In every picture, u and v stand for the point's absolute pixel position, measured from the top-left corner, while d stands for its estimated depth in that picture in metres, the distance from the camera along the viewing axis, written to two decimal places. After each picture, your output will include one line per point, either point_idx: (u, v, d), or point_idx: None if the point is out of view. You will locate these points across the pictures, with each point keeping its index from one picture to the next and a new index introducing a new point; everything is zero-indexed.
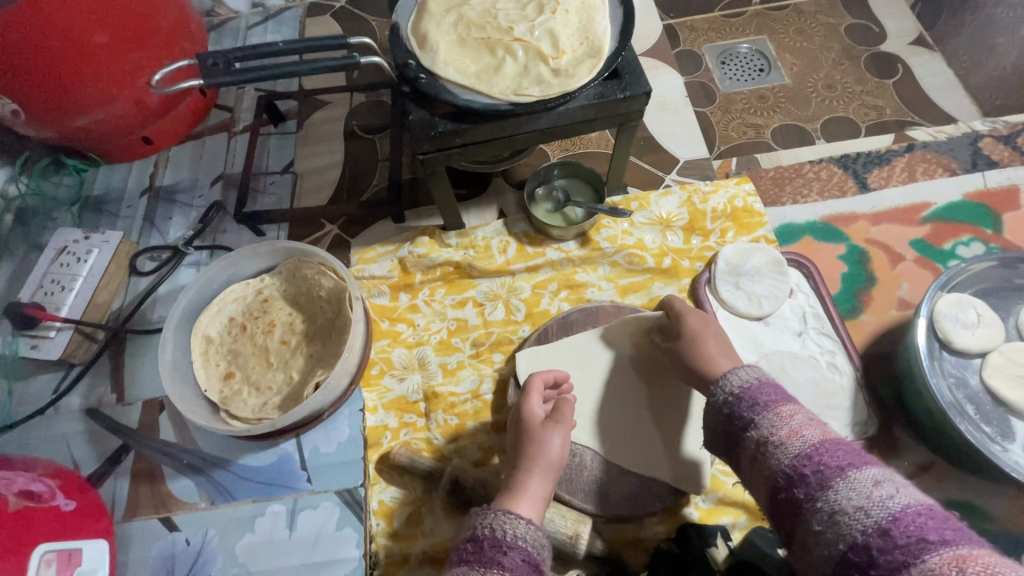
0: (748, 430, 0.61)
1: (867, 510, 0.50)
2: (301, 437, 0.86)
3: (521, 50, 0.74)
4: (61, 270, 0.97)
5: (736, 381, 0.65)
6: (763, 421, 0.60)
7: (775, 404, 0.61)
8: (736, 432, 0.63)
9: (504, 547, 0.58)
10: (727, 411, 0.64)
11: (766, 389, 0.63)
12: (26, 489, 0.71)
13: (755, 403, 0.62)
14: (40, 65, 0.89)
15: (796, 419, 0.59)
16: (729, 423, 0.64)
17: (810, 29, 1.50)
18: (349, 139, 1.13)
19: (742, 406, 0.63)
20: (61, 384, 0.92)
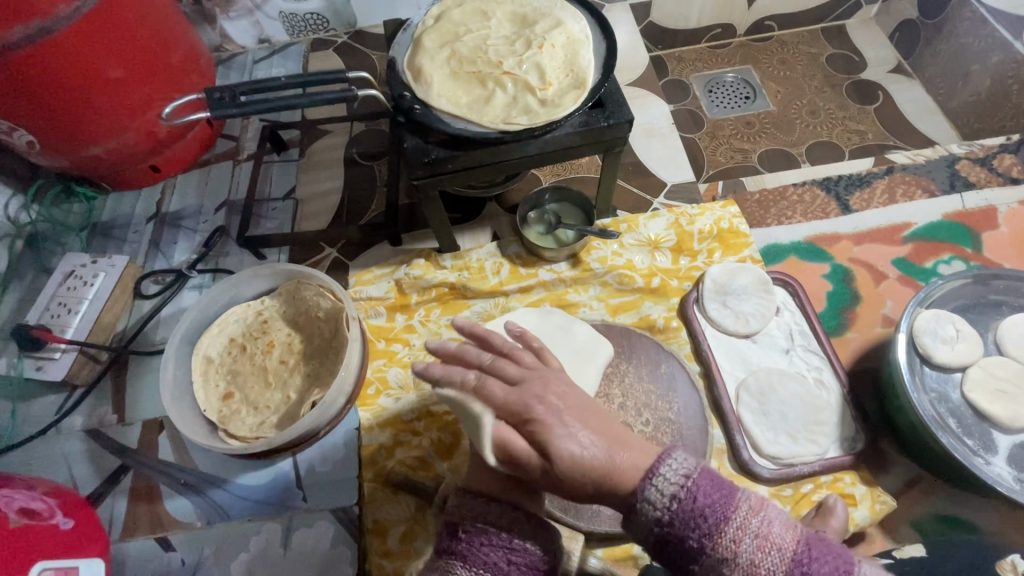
0: (697, 561, 0.50)
1: None
2: (298, 456, 0.87)
3: (510, 82, 0.78)
4: (68, 293, 1.00)
5: (662, 496, 0.51)
6: (715, 541, 0.49)
7: (716, 528, 0.49)
8: (683, 561, 0.51)
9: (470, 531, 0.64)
10: (666, 543, 0.51)
11: (709, 496, 0.50)
12: (27, 508, 0.72)
13: (698, 532, 0.49)
14: (56, 99, 0.94)
15: (745, 545, 0.48)
16: (675, 557, 0.51)
17: (793, 59, 1.56)
18: (348, 166, 1.17)
19: (683, 540, 0.50)
20: (63, 404, 0.95)
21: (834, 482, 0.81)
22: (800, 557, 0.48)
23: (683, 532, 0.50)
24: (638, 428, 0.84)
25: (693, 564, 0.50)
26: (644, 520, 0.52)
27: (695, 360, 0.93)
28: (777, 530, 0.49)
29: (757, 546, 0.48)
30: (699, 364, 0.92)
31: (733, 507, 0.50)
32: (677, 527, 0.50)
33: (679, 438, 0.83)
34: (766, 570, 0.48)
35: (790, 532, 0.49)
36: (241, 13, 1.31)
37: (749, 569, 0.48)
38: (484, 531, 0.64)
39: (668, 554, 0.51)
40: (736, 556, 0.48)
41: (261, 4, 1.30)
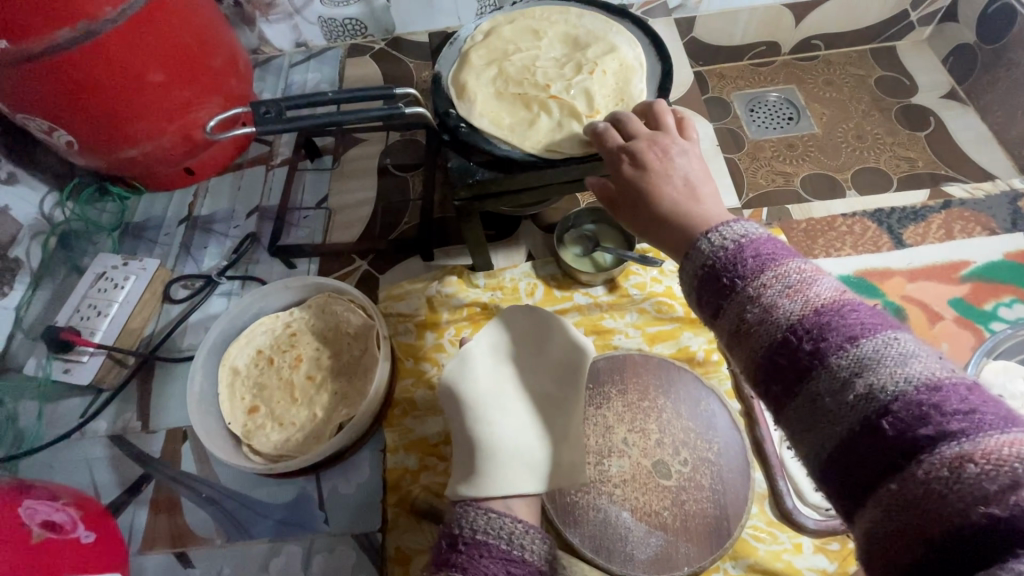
0: (729, 295, 0.48)
1: (881, 380, 0.39)
2: (321, 476, 0.85)
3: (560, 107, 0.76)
4: (98, 294, 0.99)
5: (718, 243, 0.51)
6: (755, 282, 0.47)
7: (757, 267, 0.47)
8: (723, 287, 0.49)
9: (466, 543, 0.59)
10: (714, 265, 0.50)
11: (762, 252, 0.48)
12: (49, 520, 0.71)
13: (749, 259, 0.48)
14: (96, 101, 0.93)
15: (775, 284, 0.46)
16: (717, 277, 0.49)
17: (839, 80, 1.51)
18: (382, 176, 1.15)
19: (725, 272, 0.49)
20: (89, 407, 0.95)
21: None
22: (824, 310, 0.43)
23: (723, 270, 0.49)
24: (675, 467, 0.81)
25: (724, 299, 0.48)
26: (691, 264, 0.52)
27: (736, 398, 0.88)
28: (816, 290, 0.45)
29: (784, 295, 0.45)
30: (739, 402, 0.88)
31: (779, 263, 0.47)
32: (720, 267, 0.49)
33: (720, 480, 0.80)
34: (781, 314, 0.45)
35: (831, 293, 0.44)
36: (280, 17, 1.31)
37: (770, 307, 0.45)
38: (483, 542, 0.59)
39: (702, 296, 0.50)
40: (759, 296, 0.46)
41: (300, 8, 1.29)
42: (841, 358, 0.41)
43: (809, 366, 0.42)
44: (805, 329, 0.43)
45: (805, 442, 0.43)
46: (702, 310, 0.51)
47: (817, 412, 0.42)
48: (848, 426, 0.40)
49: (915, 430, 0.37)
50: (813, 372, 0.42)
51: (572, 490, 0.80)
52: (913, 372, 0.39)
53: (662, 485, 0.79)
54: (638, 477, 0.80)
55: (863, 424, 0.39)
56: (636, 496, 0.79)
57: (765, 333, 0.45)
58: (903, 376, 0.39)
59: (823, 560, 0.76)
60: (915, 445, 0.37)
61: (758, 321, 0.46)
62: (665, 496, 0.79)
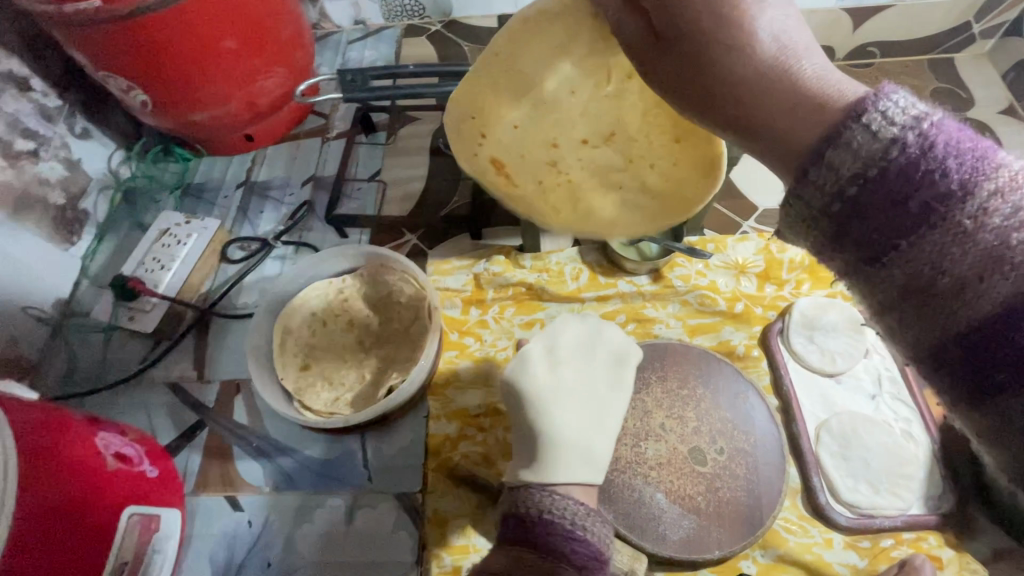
0: (927, 223, 0.30)
1: None
2: (365, 436, 0.89)
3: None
4: (162, 249, 1.04)
5: (886, 129, 0.31)
6: (975, 209, 0.29)
7: (973, 176, 0.30)
8: (919, 208, 0.30)
9: (530, 521, 0.61)
10: (899, 171, 0.31)
11: (961, 149, 0.30)
12: (121, 452, 0.76)
13: (956, 157, 0.30)
14: (174, 64, 0.97)
15: (1008, 202, 0.29)
16: (909, 187, 0.30)
17: (893, 89, 1.49)
18: (434, 154, 1.18)
19: (926, 188, 0.30)
20: (148, 354, 1.00)
21: (916, 540, 0.78)
22: None
23: (916, 188, 0.30)
24: (711, 455, 0.82)
25: (916, 231, 0.31)
26: (835, 172, 0.33)
27: (774, 393, 0.90)
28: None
29: (1020, 226, 0.29)
30: (778, 398, 0.89)
31: (995, 165, 0.30)
32: (902, 180, 0.31)
33: (755, 471, 0.81)
34: (1022, 256, 0.29)
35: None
36: None
37: (997, 252, 0.29)
38: (549, 522, 0.60)
39: (859, 230, 0.33)
40: (982, 223, 0.29)
41: None
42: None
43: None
44: None
45: (1017, 439, 0.31)
46: (863, 241, 0.33)
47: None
48: None
49: None
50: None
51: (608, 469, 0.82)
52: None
53: (697, 471, 0.81)
54: (674, 462, 0.82)
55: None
56: (671, 480, 0.81)
57: (994, 286, 0.29)
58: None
59: (853, 557, 0.77)
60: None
61: (970, 278, 0.30)
62: (700, 482, 0.80)
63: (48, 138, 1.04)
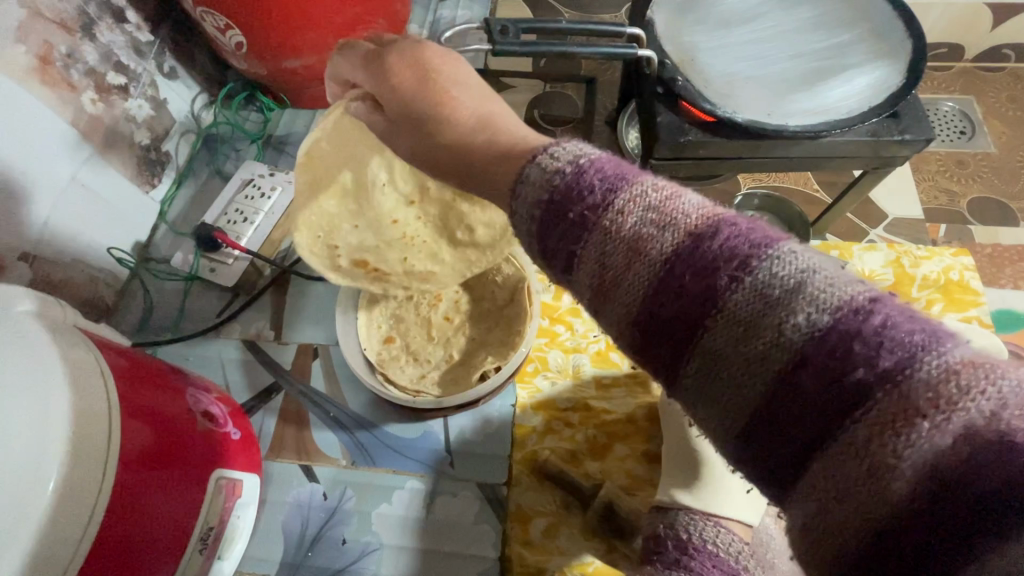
0: (580, 241, 0.36)
1: (803, 317, 0.28)
2: (448, 419, 0.84)
3: (789, 89, 0.69)
4: (245, 201, 1.00)
5: (558, 163, 0.38)
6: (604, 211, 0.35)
7: (607, 191, 0.35)
8: (574, 225, 0.36)
9: (688, 550, 0.57)
10: (556, 196, 0.37)
11: (608, 172, 0.36)
12: (209, 411, 0.72)
13: (601, 180, 0.36)
14: (278, 5, 0.91)
15: (635, 210, 0.34)
16: (567, 207, 0.36)
17: None
18: (529, 126, 1.10)
19: (576, 205, 0.36)
20: (225, 308, 0.96)
21: None
22: (696, 232, 0.32)
23: (564, 204, 0.37)
24: None
25: (574, 249, 0.36)
26: (523, 202, 0.39)
27: None
28: (683, 207, 0.34)
29: (648, 223, 0.33)
30: None
31: (631, 180, 0.35)
32: (559, 197, 0.37)
33: None
34: (651, 250, 0.33)
35: (699, 209, 0.33)
36: None
37: (638, 235, 0.33)
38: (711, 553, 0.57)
39: (548, 244, 0.38)
40: (617, 226, 0.34)
41: None
42: (723, 292, 0.30)
43: (690, 306, 0.32)
44: (684, 261, 0.32)
45: (712, 414, 0.32)
46: (550, 263, 0.39)
47: (717, 377, 0.31)
48: (765, 385, 0.29)
49: (850, 378, 0.27)
50: (699, 315, 0.31)
51: None
52: (864, 291, 0.28)
53: None
54: None
55: (778, 383, 0.29)
56: None
57: (630, 280, 0.33)
58: (821, 305, 0.28)
59: None
60: (861, 394, 0.27)
61: (620, 267, 0.34)
62: None
63: (137, 74, 1.00)
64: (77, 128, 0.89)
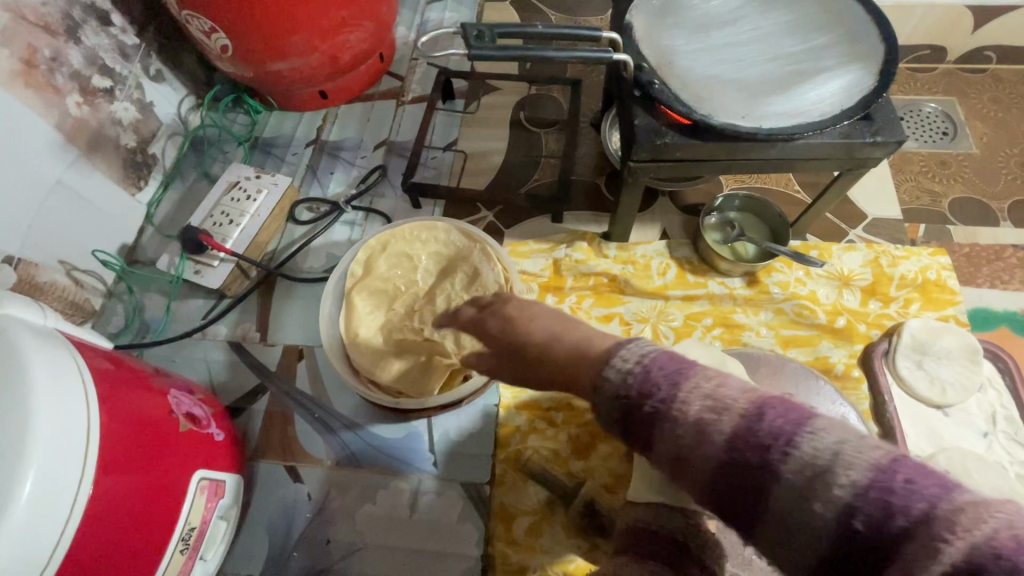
0: (658, 428, 0.46)
1: (832, 480, 0.38)
2: (432, 419, 0.85)
3: (764, 90, 0.69)
4: (231, 203, 1.00)
5: (627, 363, 0.49)
6: (674, 407, 0.45)
7: (672, 385, 0.46)
8: (648, 415, 0.47)
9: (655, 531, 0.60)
10: (627, 392, 0.48)
11: (664, 367, 0.47)
12: (191, 412, 0.73)
13: (661, 377, 0.47)
14: (262, 8, 0.92)
15: (698, 398, 0.45)
16: (638, 402, 0.47)
17: (1008, 99, 1.37)
18: (514, 128, 1.11)
19: (644, 398, 0.47)
20: (211, 310, 0.97)
21: None
22: (747, 416, 0.42)
23: (638, 401, 0.47)
24: None
25: (656, 434, 0.47)
26: (602, 399, 0.50)
27: (874, 419, 0.83)
28: (731, 394, 0.45)
29: (709, 409, 0.44)
30: (878, 425, 0.82)
31: (685, 373, 0.46)
32: (633, 398, 0.48)
33: None
34: (714, 430, 0.43)
35: (744, 394, 0.44)
36: None
37: (705, 420, 0.44)
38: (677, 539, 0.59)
39: (633, 430, 0.48)
40: (682, 412, 0.45)
41: None
42: (777, 461, 0.40)
43: (756, 482, 0.41)
44: (743, 441, 0.42)
45: (791, 551, 0.41)
46: (634, 443, 0.50)
47: (788, 525, 0.40)
48: (819, 532, 0.38)
49: (887, 526, 0.35)
50: (760, 482, 0.41)
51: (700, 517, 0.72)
52: (866, 470, 0.37)
53: None
54: None
55: (832, 531, 0.38)
56: None
57: (705, 456, 0.44)
58: (850, 469, 0.37)
59: None
60: (894, 537, 0.35)
61: (695, 447, 0.44)
62: None
63: (123, 77, 1.00)
64: (62, 130, 0.89)
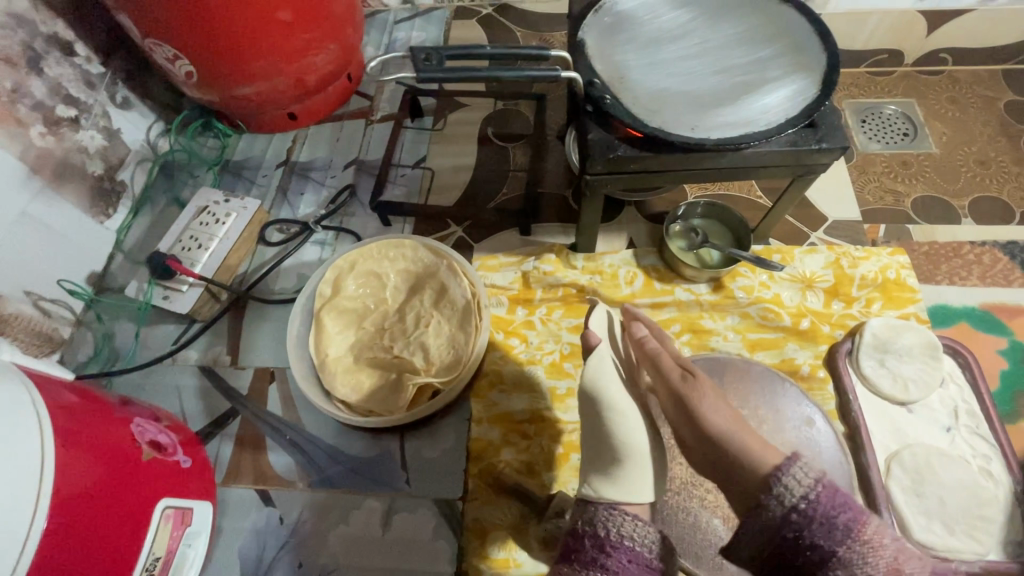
0: (815, 558, 0.56)
1: None
2: (404, 436, 0.85)
3: (713, 102, 0.71)
4: (200, 228, 1.00)
5: (795, 493, 0.58)
6: (840, 553, 0.56)
7: (841, 531, 0.57)
8: (808, 550, 0.57)
9: (608, 547, 0.63)
10: (797, 524, 0.57)
11: (835, 502, 0.58)
12: (156, 440, 0.72)
13: (830, 521, 0.57)
14: (225, 34, 0.93)
15: (863, 545, 0.57)
16: (806, 534, 0.57)
17: (965, 99, 1.41)
18: (482, 144, 1.13)
19: (812, 529, 0.57)
20: (182, 335, 0.97)
21: None
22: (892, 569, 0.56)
23: (810, 534, 0.57)
24: None
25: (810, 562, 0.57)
26: (765, 515, 0.59)
27: (840, 419, 0.84)
28: (882, 550, 0.57)
29: (864, 555, 0.56)
30: (844, 424, 0.83)
31: (851, 521, 0.57)
32: (805, 527, 0.57)
33: None
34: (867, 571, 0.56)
35: (892, 552, 0.57)
36: None
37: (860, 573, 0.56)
38: (631, 549, 0.63)
39: (790, 555, 0.58)
40: (839, 555, 0.56)
41: None
42: None
43: None
44: None
45: None
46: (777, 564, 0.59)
47: None
48: None
49: None
50: None
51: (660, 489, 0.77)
52: None
53: None
54: None
55: None
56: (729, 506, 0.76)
57: None
58: None
59: None
60: None
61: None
62: None
63: (89, 106, 1.00)
64: (26, 162, 0.89)
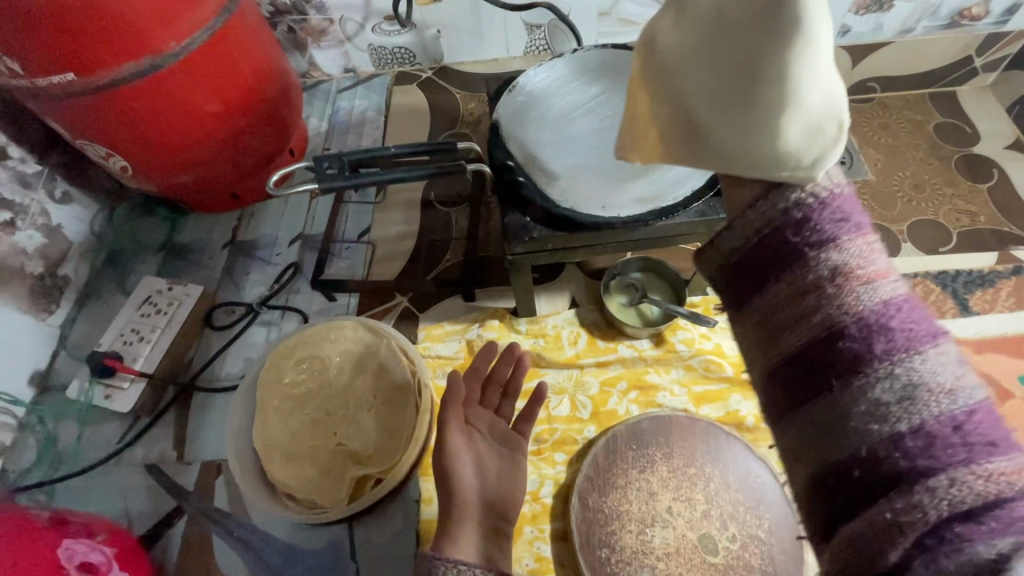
0: (789, 263, 0.43)
1: (941, 397, 0.36)
2: (353, 523, 0.83)
3: (624, 175, 0.73)
4: (142, 320, 1.01)
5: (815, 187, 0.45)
6: (843, 244, 0.42)
7: (845, 237, 0.42)
8: (794, 245, 0.43)
9: None
10: (796, 217, 0.44)
11: (851, 209, 0.44)
12: (86, 561, 0.71)
13: (840, 220, 0.43)
14: (155, 129, 0.93)
15: (868, 260, 0.42)
16: (792, 230, 0.44)
17: (895, 124, 1.46)
18: (425, 209, 1.14)
19: (800, 227, 0.43)
20: (127, 433, 0.95)
21: None
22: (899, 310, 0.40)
23: (797, 233, 0.43)
24: (723, 543, 0.77)
25: (782, 266, 0.43)
26: (743, 221, 0.46)
27: None
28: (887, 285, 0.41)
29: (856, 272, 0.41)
30: None
31: (860, 233, 0.43)
32: (795, 226, 0.44)
33: (773, 559, 0.76)
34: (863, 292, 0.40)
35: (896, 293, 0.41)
36: (332, 43, 1.31)
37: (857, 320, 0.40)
38: None
39: (754, 262, 0.45)
40: (821, 276, 0.41)
41: (351, 36, 1.29)
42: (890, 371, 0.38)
43: (852, 370, 0.39)
44: (872, 328, 0.39)
45: (828, 441, 0.39)
46: (737, 291, 0.47)
47: (840, 425, 0.39)
48: (865, 448, 0.37)
49: (923, 463, 0.35)
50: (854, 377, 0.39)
51: (612, 559, 0.77)
52: (945, 411, 0.36)
53: (709, 562, 0.76)
54: (682, 551, 0.77)
55: (886, 445, 0.36)
56: (680, 572, 0.76)
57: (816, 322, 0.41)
58: (951, 398, 0.36)
59: None
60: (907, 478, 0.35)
61: (819, 306, 0.41)
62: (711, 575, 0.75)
63: (25, 206, 1.00)
64: None
